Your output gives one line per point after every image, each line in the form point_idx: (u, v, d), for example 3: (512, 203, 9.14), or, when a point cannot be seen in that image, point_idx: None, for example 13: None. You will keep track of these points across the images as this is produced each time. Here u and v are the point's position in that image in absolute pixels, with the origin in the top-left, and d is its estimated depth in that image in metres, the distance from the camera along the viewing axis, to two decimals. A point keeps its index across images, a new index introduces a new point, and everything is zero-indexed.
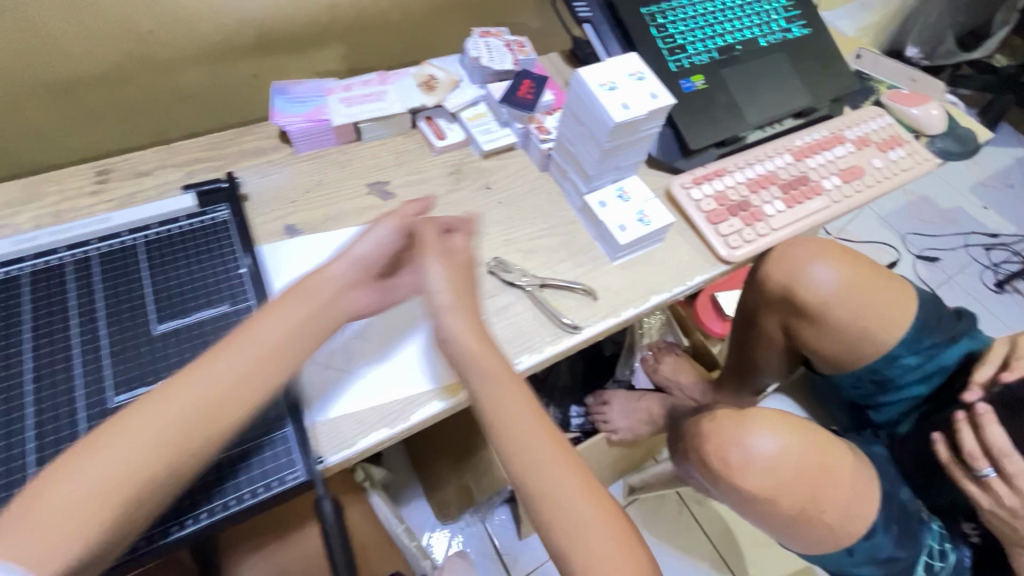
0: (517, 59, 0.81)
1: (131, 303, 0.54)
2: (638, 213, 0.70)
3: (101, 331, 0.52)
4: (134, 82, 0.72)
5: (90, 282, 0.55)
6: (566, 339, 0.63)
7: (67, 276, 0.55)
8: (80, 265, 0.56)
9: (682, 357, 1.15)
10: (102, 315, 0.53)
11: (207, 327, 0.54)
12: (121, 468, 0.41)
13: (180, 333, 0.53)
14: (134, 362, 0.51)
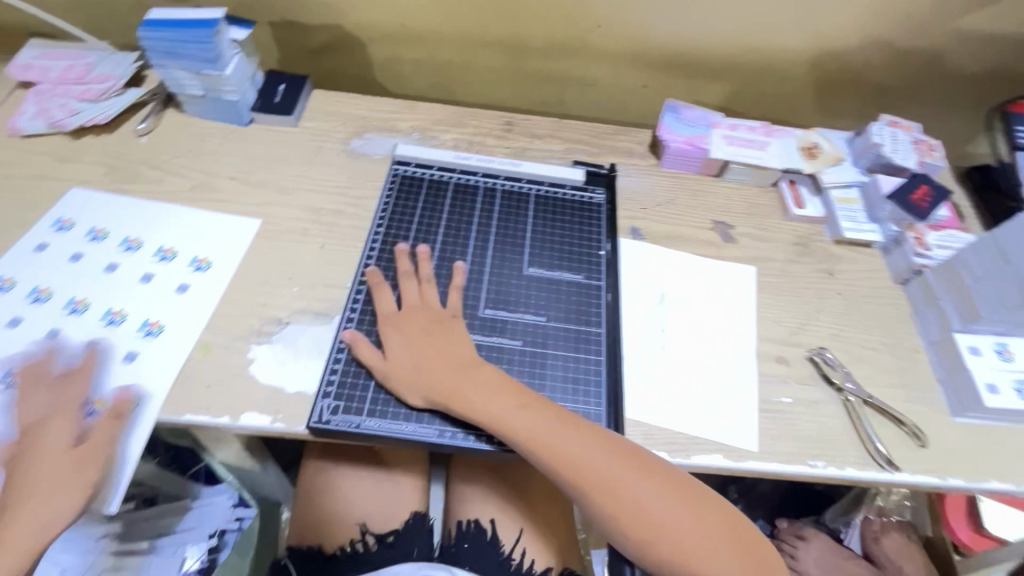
0: (924, 161, 0.74)
1: (515, 240, 0.66)
2: (1018, 382, 0.59)
3: (489, 252, 0.64)
4: (559, 60, 0.84)
5: (493, 210, 0.68)
6: (873, 472, 0.56)
7: (480, 197, 0.69)
8: (489, 193, 0.69)
9: (914, 544, 0.94)
10: (494, 240, 0.65)
11: (562, 287, 0.63)
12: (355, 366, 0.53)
13: (544, 282, 0.63)
14: (505, 289, 0.62)
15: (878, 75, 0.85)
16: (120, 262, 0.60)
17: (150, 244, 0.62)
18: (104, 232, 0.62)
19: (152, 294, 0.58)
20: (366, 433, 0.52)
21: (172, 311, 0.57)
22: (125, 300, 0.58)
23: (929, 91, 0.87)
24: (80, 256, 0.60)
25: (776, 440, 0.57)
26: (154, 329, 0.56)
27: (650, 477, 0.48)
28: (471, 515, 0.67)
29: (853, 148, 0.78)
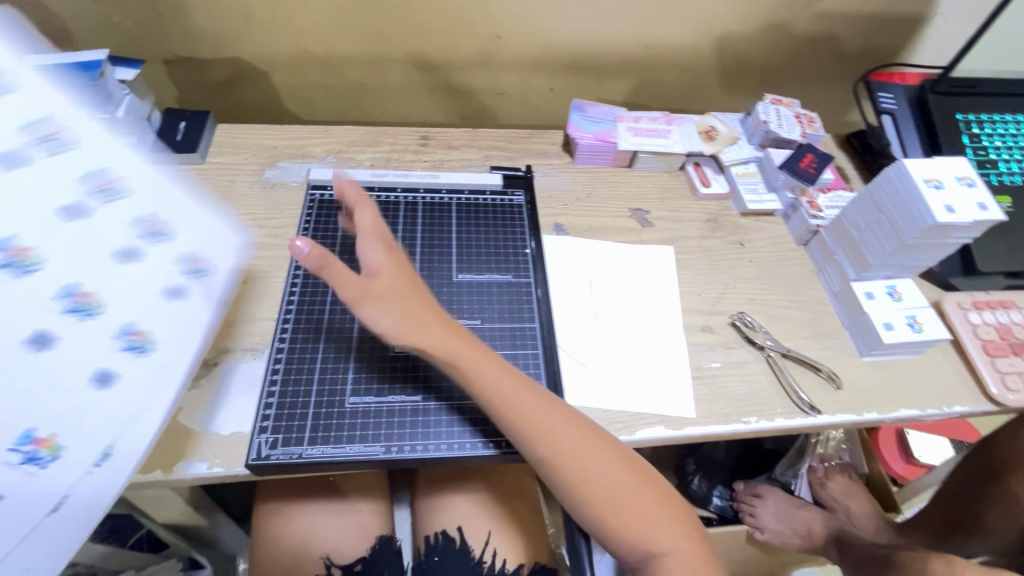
0: (805, 132, 0.81)
1: (441, 249, 0.66)
2: (909, 318, 0.66)
3: (416, 264, 0.65)
4: (467, 72, 0.86)
5: (415, 222, 0.68)
6: (800, 419, 0.61)
7: (401, 212, 0.69)
8: (410, 207, 0.70)
9: (855, 483, 1.02)
10: (419, 252, 0.66)
11: (492, 289, 0.65)
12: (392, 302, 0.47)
13: (473, 287, 0.64)
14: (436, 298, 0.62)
15: (759, 60, 0.93)
16: (125, 243, 0.42)
17: (181, 235, 0.45)
18: (161, 224, 0.44)
19: (138, 291, 0.42)
20: (309, 462, 0.50)
21: (159, 325, 0.43)
22: (108, 289, 0.41)
23: (803, 71, 0.96)
24: (82, 212, 0.40)
25: (711, 404, 0.61)
26: (142, 346, 0.42)
27: (603, 446, 0.51)
28: (438, 528, 0.67)
29: (746, 128, 0.84)
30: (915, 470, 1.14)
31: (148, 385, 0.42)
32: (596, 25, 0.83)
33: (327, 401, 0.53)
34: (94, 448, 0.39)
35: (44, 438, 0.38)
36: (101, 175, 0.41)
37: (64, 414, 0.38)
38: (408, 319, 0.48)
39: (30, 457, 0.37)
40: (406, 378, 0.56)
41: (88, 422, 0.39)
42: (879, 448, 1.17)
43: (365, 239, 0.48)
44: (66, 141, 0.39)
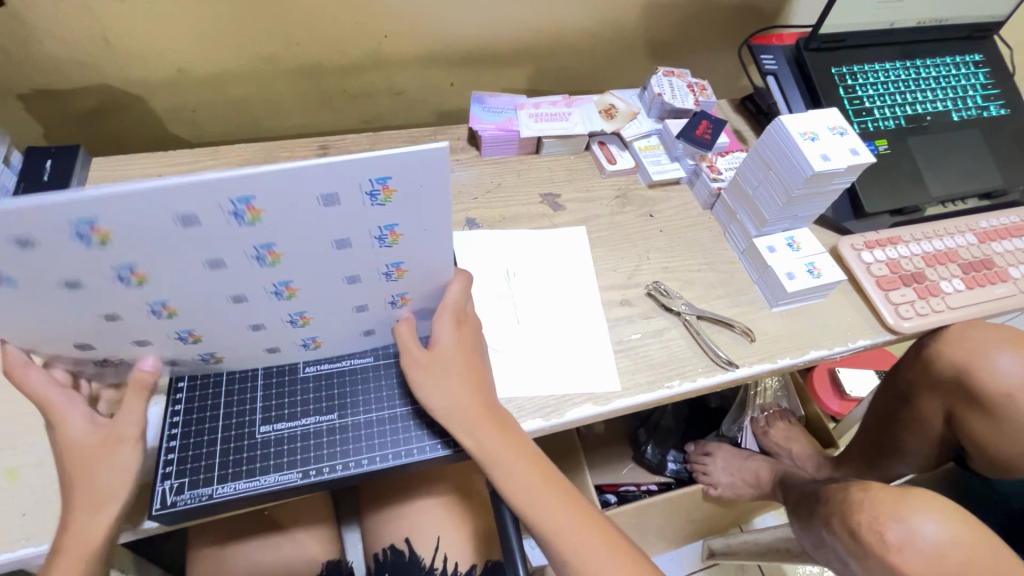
0: (698, 100, 0.84)
1: None
2: (808, 265, 0.69)
3: None
4: (360, 75, 0.84)
5: None
6: (720, 375, 0.63)
7: None
8: None
9: (795, 426, 1.08)
10: None
11: None
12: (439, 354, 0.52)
13: None
14: None
15: (651, 34, 0.95)
16: (353, 236, 0.41)
17: (398, 250, 0.44)
18: (398, 238, 0.43)
19: (324, 274, 0.44)
20: (222, 501, 0.49)
21: (311, 289, 0.46)
22: (291, 258, 0.42)
23: (693, 40, 0.99)
24: (337, 201, 0.38)
25: (635, 373, 0.62)
26: (286, 296, 0.46)
27: (534, 466, 0.52)
28: (385, 543, 0.66)
29: (644, 102, 0.86)
30: (848, 404, 1.22)
31: (268, 313, 0.48)
32: (485, 16, 0.82)
33: (236, 434, 0.52)
34: (190, 325, 0.47)
35: (168, 307, 0.44)
36: (380, 196, 0.38)
37: (164, 270, 0.40)
38: (448, 378, 0.52)
39: (153, 310, 0.44)
40: (319, 398, 0.55)
41: (191, 298, 0.43)
42: (814, 389, 1.25)
43: (440, 312, 0.52)
44: (380, 202, 0.39)
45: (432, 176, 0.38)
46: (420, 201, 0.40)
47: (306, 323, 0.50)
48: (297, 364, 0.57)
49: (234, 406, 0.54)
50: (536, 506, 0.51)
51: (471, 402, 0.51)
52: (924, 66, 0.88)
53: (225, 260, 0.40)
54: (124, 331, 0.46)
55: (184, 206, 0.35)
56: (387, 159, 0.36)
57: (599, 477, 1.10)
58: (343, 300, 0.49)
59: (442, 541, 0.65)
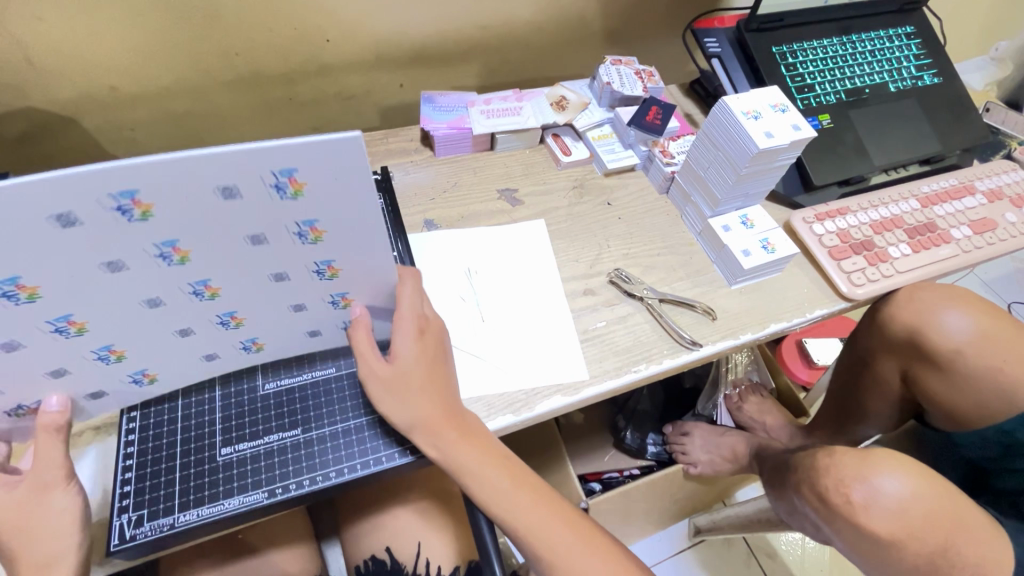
0: (646, 86, 0.85)
1: None
2: (762, 241, 0.71)
3: None
4: (305, 82, 0.82)
5: None
6: (685, 355, 0.64)
7: None
8: None
9: (767, 399, 1.10)
10: None
11: None
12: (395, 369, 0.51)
13: None
14: None
15: (598, 24, 0.96)
16: (268, 230, 0.40)
17: (324, 247, 0.43)
18: (320, 234, 0.42)
19: (247, 274, 0.44)
20: (184, 529, 0.47)
21: (256, 315, 0.48)
22: (202, 254, 0.40)
23: (639, 27, 1.00)
24: (239, 194, 0.37)
25: (603, 361, 0.63)
26: (210, 297, 0.44)
27: (505, 467, 0.52)
28: (366, 554, 0.65)
29: (595, 92, 0.87)
30: (816, 373, 1.25)
31: (194, 317, 0.46)
32: (428, 15, 0.81)
33: (194, 460, 0.50)
34: (107, 340, 0.44)
35: (74, 322, 0.41)
36: (289, 189, 0.38)
37: (62, 282, 0.38)
38: (410, 392, 0.51)
39: (58, 329, 0.41)
40: (281, 415, 0.54)
41: (106, 313, 0.42)
42: (783, 361, 1.28)
43: (399, 325, 0.51)
44: (310, 240, 0.42)
45: (345, 165, 0.38)
46: (336, 189, 0.39)
47: (239, 324, 0.48)
48: (257, 381, 0.55)
49: (191, 431, 0.52)
50: (509, 504, 0.51)
51: (436, 408, 0.51)
52: (860, 40, 0.91)
53: (123, 262, 0.39)
54: (35, 362, 0.43)
55: (124, 252, 0.38)
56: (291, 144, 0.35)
57: (582, 466, 1.11)
58: (272, 299, 0.47)
59: (424, 546, 0.64)
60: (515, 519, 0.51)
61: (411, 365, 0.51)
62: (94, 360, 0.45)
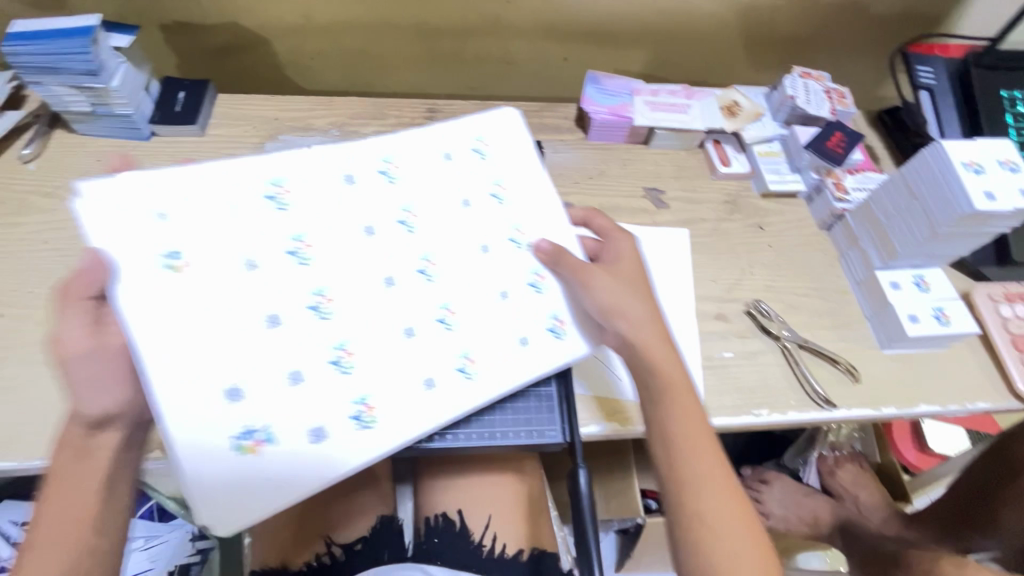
0: (834, 108, 0.77)
1: None
2: (936, 310, 0.62)
3: None
4: (474, 41, 0.82)
5: None
6: (814, 413, 0.59)
7: None
8: None
9: (865, 472, 1.01)
10: None
11: None
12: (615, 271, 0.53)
13: None
14: None
15: (788, 30, 0.87)
16: (492, 240, 0.54)
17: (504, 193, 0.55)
18: (524, 236, 0.55)
19: (460, 241, 0.53)
20: None
21: (462, 296, 0.51)
22: (410, 172, 0.55)
23: (835, 41, 0.89)
24: (453, 157, 0.57)
25: (722, 395, 0.59)
26: (430, 275, 0.51)
27: (698, 418, 0.49)
28: (438, 509, 0.66)
29: (771, 104, 0.79)
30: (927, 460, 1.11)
31: (419, 310, 0.49)
32: None
33: None
34: (344, 333, 0.47)
35: (326, 297, 0.47)
36: (499, 194, 0.57)
37: (305, 184, 0.50)
38: (624, 276, 0.53)
39: (296, 249, 0.48)
40: None
41: (349, 282, 0.48)
42: (890, 434, 1.11)
43: (617, 248, 0.56)
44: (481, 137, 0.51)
45: (514, 132, 0.61)
46: (517, 156, 0.59)
47: (455, 322, 0.50)
48: None
49: None
50: (690, 443, 0.48)
51: (649, 314, 0.51)
52: None
53: (376, 225, 0.51)
54: (255, 366, 0.44)
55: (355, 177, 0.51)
56: (479, 122, 0.60)
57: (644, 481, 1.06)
58: (507, 325, 0.51)
59: (493, 520, 0.65)
60: (695, 486, 0.46)
61: (626, 272, 0.53)
62: (330, 363, 0.46)
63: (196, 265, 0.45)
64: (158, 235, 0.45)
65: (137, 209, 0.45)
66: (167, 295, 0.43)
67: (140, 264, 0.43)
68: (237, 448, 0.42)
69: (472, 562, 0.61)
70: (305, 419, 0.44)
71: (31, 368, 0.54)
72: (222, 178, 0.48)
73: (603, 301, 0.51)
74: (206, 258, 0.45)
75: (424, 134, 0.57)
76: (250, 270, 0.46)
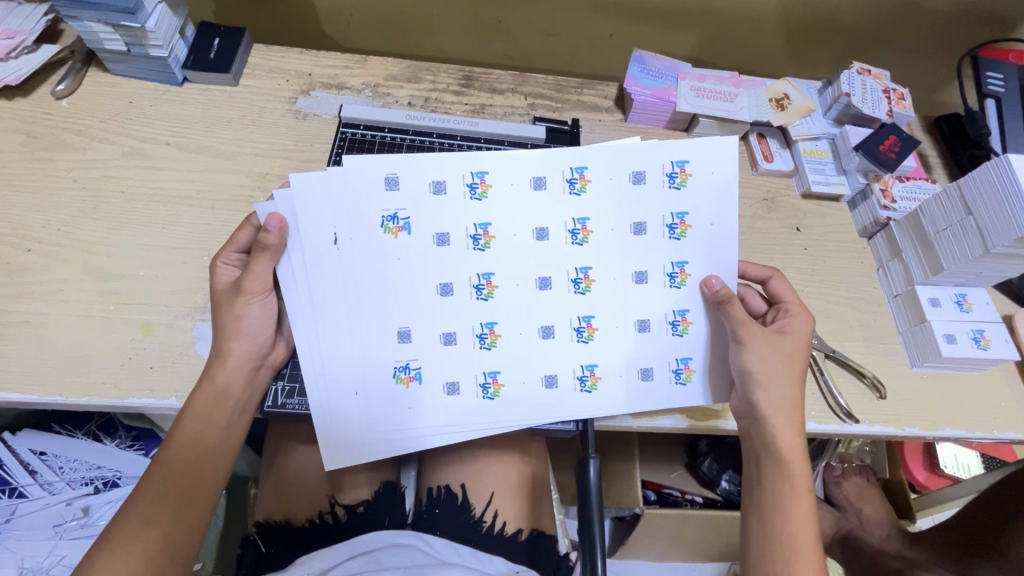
0: (892, 110, 0.72)
1: None
2: (975, 332, 0.60)
3: None
4: (517, 9, 0.79)
5: None
6: (834, 425, 0.57)
7: None
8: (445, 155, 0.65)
9: (872, 486, 0.98)
10: None
11: None
12: (772, 337, 0.51)
13: None
14: None
15: (849, 22, 0.81)
16: (650, 269, 0.53)
17: (684, 245, 0.53)
18: (686, 278, 0.53)
19: (619, 263, 0.53)
20: (333, 415, 0.52)
21: (607, 315, 0.54)
22: (597, 188, 0.52)
23: (897, 39, 0.84)
24: (644, 179, 0.52)
25: None
26: (583, 288, 0.53)
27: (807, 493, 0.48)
28: (441, 482, 0.66)
29: (823, 100, 0.75)
30: (936, 479, 1.09)
31: (559, 315, 0.54)
32: None
33: None
34: (494, 315, 0.53)
35: (490, 282, 0.53)
36: (677, 229, 0.53)
37: (504, 181, 0.52)
38: (786, 358, 0.51)
39: (473, 237, 0.52)
40: None
41: (516, 277, 0.53)
42: (902, 454, 1.11)
43: (790, 312, 0.54)
44: (675, 184, 0.52)
45: (722, 164, 0.52)
46: (712, 187, 0.52)
47: (590, 337, 0.54)
48: None
49: None
50: (790, 512, 0.47)
51: (792, 388, 0.50)
52: None
53: (548, 231, 0.53)
54: (425, 323, 0.53)
55: (520, 177, 0.52)
56: (687, 144, 0.52)
57: (646, 471, 1.05)
58: (633, 355, 0.54)
59: (496, 498, 0.65)
60: (784, 553, 0.46)
61: (783, 341, 0.52)
62: (476, 338, 0.53)
63: (405, 232, 0.52)
64: (383, 198, 0.51)
65: (374, 171, 0.50)
66: (379, 250, 0.51)
67: (368, 219, 0.51)
68: (395, 376, 0.53)
69: (471, 536, 0.62)
70: (446, 374, 0.53)
71: (56, 306, 0.54)
72: (440, 160, 0.51)
73: (750, 374, 0.51)
74: (414, 226, 0.52)
75: (631, 150, 0.52)
76: (439, 245, 0.52)
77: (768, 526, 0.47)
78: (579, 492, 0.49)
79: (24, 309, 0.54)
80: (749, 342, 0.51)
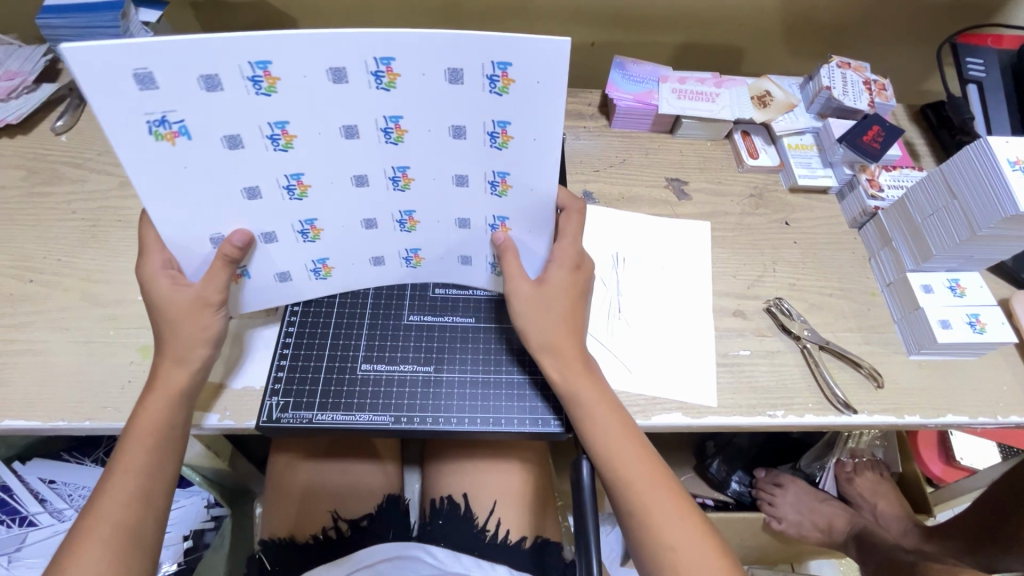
0: (874, 101, 0.73)
1: None
2: (970, 316, 0.59)
3: None
4: (499, 23, 0.81)
5: None
6: (832, 417, 0.57)
7: None
8: None
9: (886, 481, 0.96)
10: None
11: None
12: (538, 308, 0.51)
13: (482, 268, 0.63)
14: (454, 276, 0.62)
15: (827, 17, 0.82)
16: (470, 174, 0.46)
17: (506, 156, 0.45)
18: (507, 189, 0.47)
19: (437, 165, 0.46)
20: (320, 427, 0.53)
21: (425, 185, 0.47)
22: (408, 84, 0.40)
23: (878, 29, 0.84)
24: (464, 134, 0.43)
25: (736, 392, 0.57)
26: (402, 187, 0.47)
27: (620, 419, 0.50)
28: (444, 492, 0.66)
29: (805, 94, 0.76)
30: (953, 472, 1.06)
31: (371, 164, 0.45)
32: None
33: (340, 367, 0.56)
34: (300, 167, 0.45)
35: (287, 132, 0.42)
36: (498, 139, 0.43)
37: (300, 77, 0.39)
38: (553, 312, 0.51)
39: (254, 78, 0.39)
40: (419, 348, 0.58)
41: (316, 127, 0.42)
42: (915, 446, 1.10)
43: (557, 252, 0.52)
44: (495, 89, 0.41)
45: (552, 70, 0.39)
46: (537, 97, 0.41)
47: (407, 187, 0.47)
48: (401, 311, 0.59)
49: (341, 344, 0.57)
50: (618, 462, 0.48)
51: (565, 332, 0.51)
52: None
53: (357, 129, 0.43)
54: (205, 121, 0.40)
55: (310, 62, 0.38)
56: (514, 41, 0.38)
57: None
58: (448, 208, 0.50)
59: (498, 506, 0.65)
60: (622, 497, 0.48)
61: (539, 302, 0.51)
62: (283, 189, 0.46)
63: (184, 139, 0.41)
64: (140, 99, 0.38)
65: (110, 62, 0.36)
66: (150, 154, 0.41)
67: (121, 124, 0.39)
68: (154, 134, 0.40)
69: (475, 546, 0.62)
70: (238, 180, 0.44)
71: (56, 333, 0.56)
72: (200, 43, 0.36)
73: (525, 335, 0.52)
74: (193, 131, 0.40)
75: (447, 42, 0.38)
76: (232, 149, 0.42)
77: (632, 521, 0.47)
78: (573, 493, 0.49)
79: (26, 337, 0.55)
80: (523, 313, 0.51)
